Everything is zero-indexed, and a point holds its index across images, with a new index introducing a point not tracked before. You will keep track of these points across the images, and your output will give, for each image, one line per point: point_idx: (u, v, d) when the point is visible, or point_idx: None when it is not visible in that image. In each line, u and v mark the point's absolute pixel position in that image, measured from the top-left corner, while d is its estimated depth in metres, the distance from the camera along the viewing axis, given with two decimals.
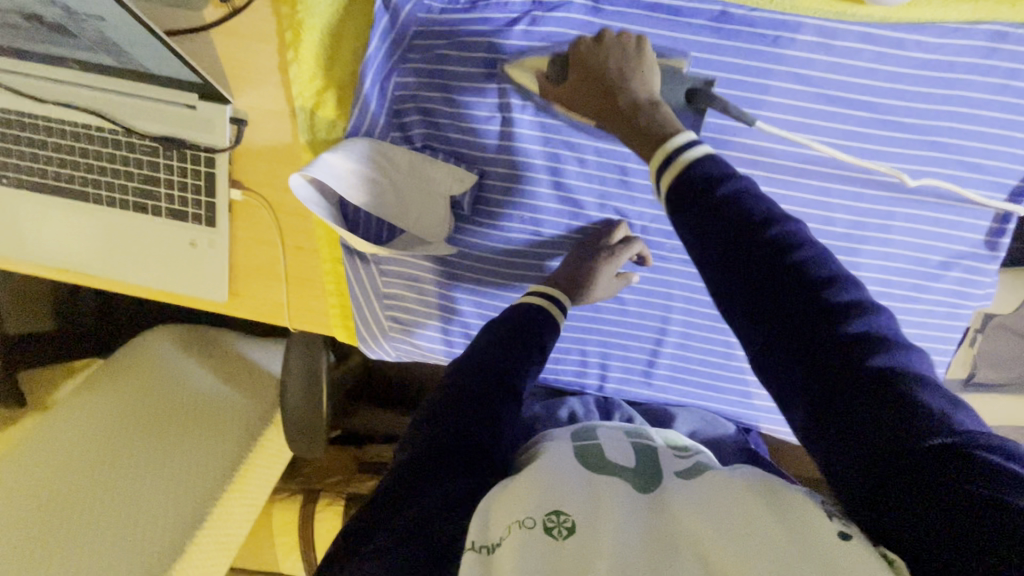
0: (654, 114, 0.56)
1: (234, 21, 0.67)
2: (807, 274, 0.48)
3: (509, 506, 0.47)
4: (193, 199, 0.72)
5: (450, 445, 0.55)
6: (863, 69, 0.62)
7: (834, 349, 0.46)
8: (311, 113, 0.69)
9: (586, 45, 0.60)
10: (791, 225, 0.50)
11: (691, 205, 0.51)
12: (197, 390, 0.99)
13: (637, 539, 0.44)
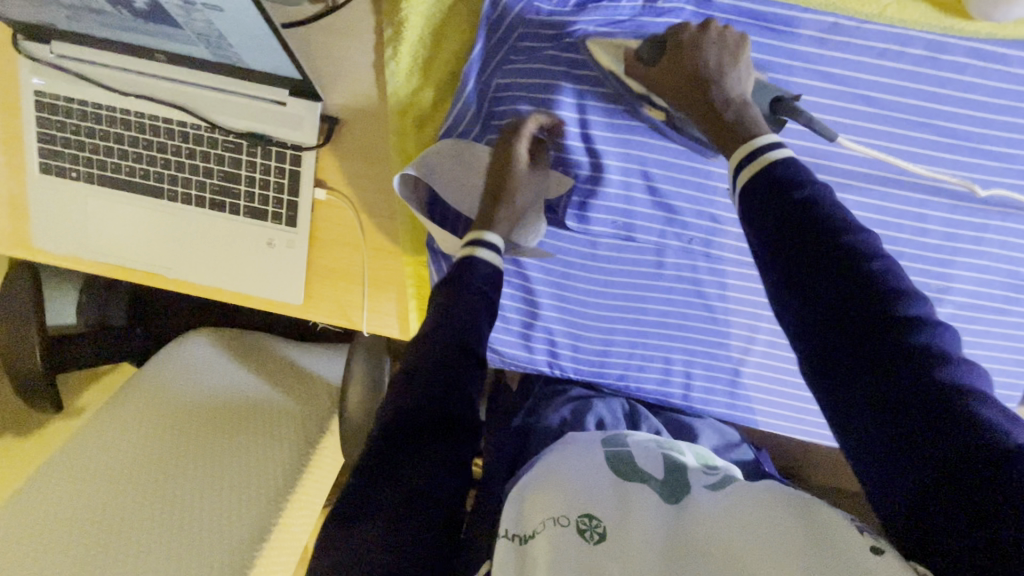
0: (744, 112, 0.58)
1: (332, 18, 0.65)
2: (876, 282, 0.47)
3: (545, 505, 0.57)
4: (274, 198, 0.70)
5: (429, 417, 0.53)
6: (968, 83, 0.62)
7: (896, 356, 0.45)
8: (405, 113, 0.68)
9: (688, 34, 0.59)
10: (866, 235, 0.50)
11: (767, 208, 0.52)
12: (251, 394, 0.97)
13: (659, 537, 0.53)
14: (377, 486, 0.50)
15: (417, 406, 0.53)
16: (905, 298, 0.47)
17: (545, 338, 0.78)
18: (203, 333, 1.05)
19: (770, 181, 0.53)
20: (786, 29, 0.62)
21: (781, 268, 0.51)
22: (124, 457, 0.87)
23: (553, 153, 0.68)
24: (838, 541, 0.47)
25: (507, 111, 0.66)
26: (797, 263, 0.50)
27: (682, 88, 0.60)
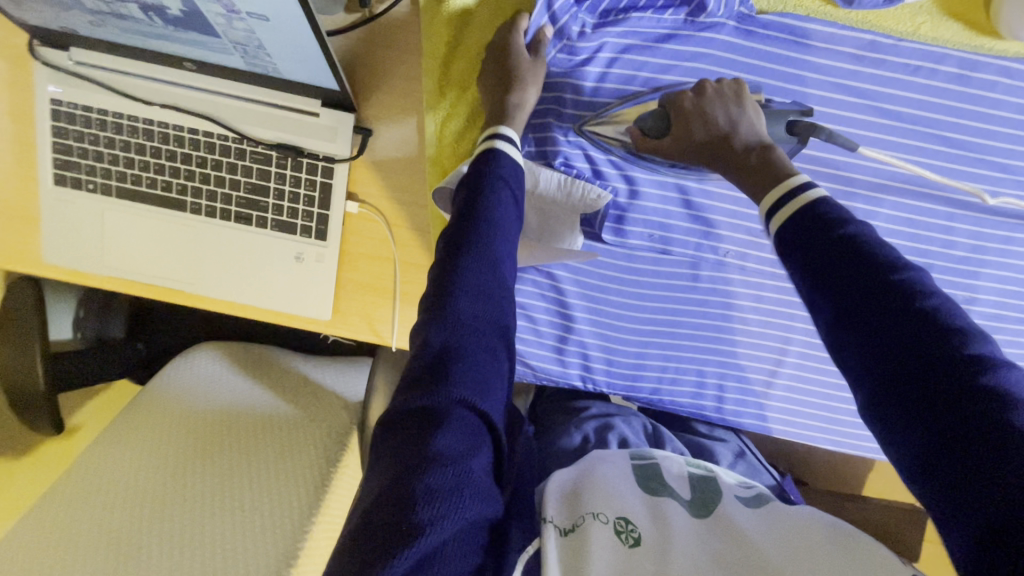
0: (771, 153, 0.59)
1: (368, 28, 0.64)
2: (930, 314, 0.46)
3: (585, 502, 0.62)
4: (304, 211, 0.68)
5: (466, 326, 0.57)
6: (995, 101, 0.63)
7: (954, 392, 0.43)
8: (442, 124, 0.67)
9: (687, 101, 0.60)
10: (918, 271, 0.49)
11: (813, 241, 0.52)
12: (268, 407, 0.94)
13: (690, 545, 0.59)
14: (423, 380, 0.54)
15: (468, 320, 0.57)
16: (962, 334, 0.45)
17: (578, 353, 0.78)
18: (212, 347, 1.02)
19: (818, 216, 0.53)
20: (824, 45, 0.62)
21: (834, 301, 0.50)
22: (148, 470, 0.85)
23: (589, 166, 0.67)
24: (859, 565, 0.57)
25: (545, 124, 0.67)
26: (825, 278, 0.50)
27: (697, 149, 0.62)
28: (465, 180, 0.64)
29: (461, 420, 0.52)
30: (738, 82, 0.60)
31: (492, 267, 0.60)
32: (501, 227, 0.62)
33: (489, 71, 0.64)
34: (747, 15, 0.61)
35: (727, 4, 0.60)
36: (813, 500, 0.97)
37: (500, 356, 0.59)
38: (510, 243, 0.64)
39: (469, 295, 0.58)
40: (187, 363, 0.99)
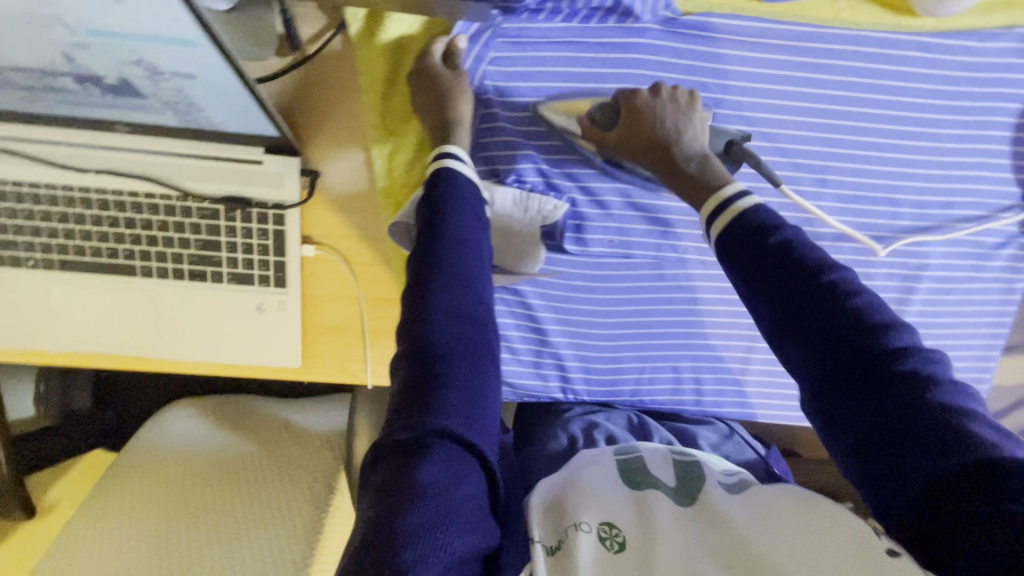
0: (706, 165, 0.63)
1: (302, 70, 0.63)
2: (863, 320, 0.53)
3: (567, 515, 0.61)
4: (260, 260, 0.67)
5: (439, 357, 0.57)
6: (916, 74, 0.66)
7: (889, 395, 0.50)
8: (389, 157, 0.67)
9: (638, 97, 0.63)
10: (844, 272, 0.55)
11: (748, 250, 0.57)
12: (252, 455, 0.92)
13: (680, 539, 0.58)
14: (403, 417, 0.54)
15: (441, 351, 0.57)
16: (890, 334, 0.52)
17: (554, 364, 0.77)
18: (186, 404, 0.99)
19: (747, 227, 0.58)
20: (751, 38, 0.65)
21: (781, 321, 0.55)
22: (131, 534, 0.82)
23: (542, 180, 0.68)
24: None
25: (494, 143, 0.67)
26: (769, 286, 0.55)
27: (641, 149, 0.65)
28: (422, 206, 0.63)
29: (441, 453, 0.52)
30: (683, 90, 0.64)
31: (464, 286, 0.61)
32: (464, 241, 0.62)
33: (418, 96, 0.64)
34: (671, 18, 0.63)
35: (651, 8, 0.62)
36: (801, 476, 0.99)
37: (484, 378, 0.58)
38: (479, 254, 0.64)
39: (446, 314, 0.59)
40: (162, 423, 0.96)
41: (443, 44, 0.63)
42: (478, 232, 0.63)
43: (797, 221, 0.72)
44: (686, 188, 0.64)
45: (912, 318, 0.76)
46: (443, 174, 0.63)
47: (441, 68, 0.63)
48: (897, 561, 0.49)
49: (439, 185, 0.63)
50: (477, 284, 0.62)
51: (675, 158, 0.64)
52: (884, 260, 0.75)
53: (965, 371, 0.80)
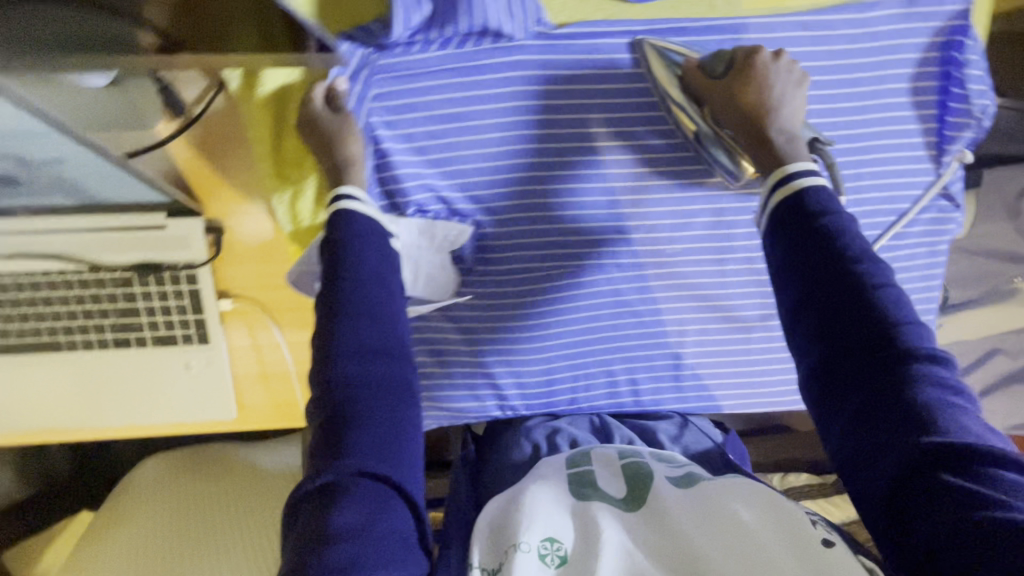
0: (792, 144, 0.63)
1: (189, 132, 0.63)
2: (884, 308, 0.53)
3: (510, 535, 0.60)
4: (180, 320, 0.69)
5: (354, 397, 0.57)
6: (803, 53, 0.65)
7: (887, 384, 0.50)
8: (290, 205, 0.67)
9: (760, 54, 0.63)
10: (876, 265, 0.56)
11: (797, 228, 0.58)
12: (224, 497, 0.95)
13: (628, 544, 0.58)
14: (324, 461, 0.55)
15: (353, 389, 0.58)
16: (898, 329, 0.52)
17: (488, 386, 0.79)
18: (161, 460, 1.01)
19: (803, 211, 0.59)
20: (631, 39, 0.63)
21: (799, 298, 0.57)
22: None
23: (445, 207, 0.68)
24: (795, 527, 0.58)
25: (389, 177, 0.67)
26: (803, 261, 0.57)
27: (738, 109, 0.64)
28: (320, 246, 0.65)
29: (358, 492, 0.53)
30: (798, 68, 0.64)
31: (377, 322, 0.61)
32: (370, 277, 0.63)
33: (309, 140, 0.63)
34: (545, 32, 0.63)
35: (523, 26, 0.62)
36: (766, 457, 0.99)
37: (402, 415, 0.59)
38: (389, 289, 0.64)
39: (356, 353, 0.59)
40: (138, 480, 0.98)
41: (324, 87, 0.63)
42: (386, 268, 0.64)
43: (708, 214, 0.72)
44: (764, 155, 0.64)
45: None
46: (341, 215, 0.64)
47: (323, 110, 0.63)
48: (833, 554, 0.54)
49: (339, 226, 0.63)
50: (392, 317, 0.63)
51: (770, 124, 0.64)
52: None
53: None
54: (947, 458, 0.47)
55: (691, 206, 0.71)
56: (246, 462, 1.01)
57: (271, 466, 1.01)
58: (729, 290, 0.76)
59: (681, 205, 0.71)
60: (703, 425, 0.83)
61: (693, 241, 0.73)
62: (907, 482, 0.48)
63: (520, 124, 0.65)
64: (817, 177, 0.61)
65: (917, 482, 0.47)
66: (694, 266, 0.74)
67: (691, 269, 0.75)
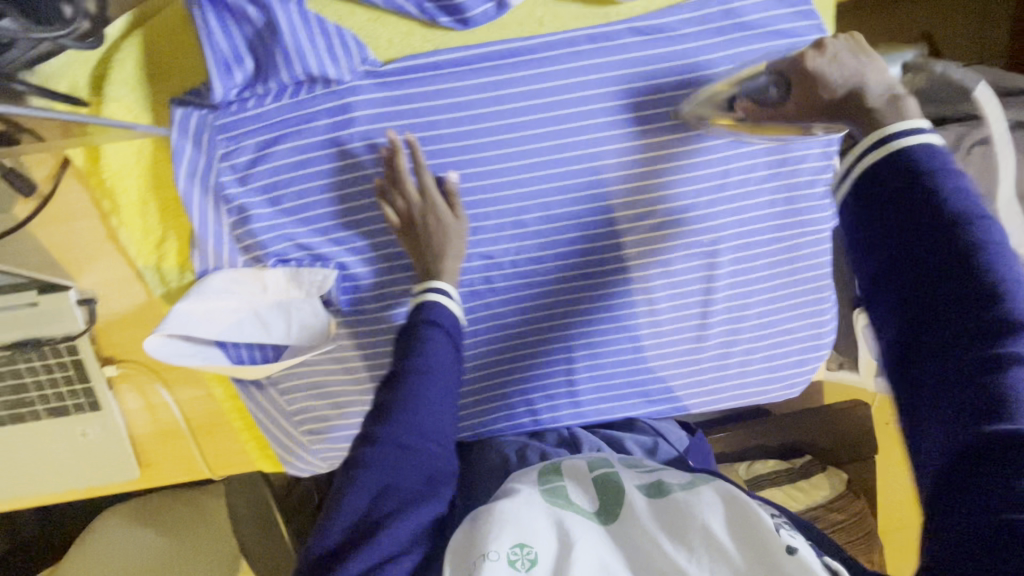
0: (901, 102, 0.51)
1: (45, 210, 0.66)
2: (983, 282, 0.42)
3: (477, 540, 0.53)
4: (69, 390, 0.70)
5: (407, 470, 0.56)
6: (641, 58, 0.65)
7: (976, 365, 0.40)
8: (157, 268, 0.69)
9: (807, 59, 0.56)
10: (986, 227, 0.43)
11: (878, 184, 0.47)
12: (160, 552, 0.93)
13: (597, 559, 0.53)
14: (350, 518, 0.55)
15: (398, 461, 0.56)
16: (999, 302, 0.41)
17: None
18: (112, 514, 0.97)
19: (896, 168, 0.47)
20: (462, 68, 0.64)
21: (880, 263, 0.46)
22: None
23: (307, 253, 0.68)
24: (753, 538, 0.52)
25: (246, 232, 0.67)
26: (884, 221, 0.46)
27: (826, 109, 0.55)
28: (401, 336, 0.63)
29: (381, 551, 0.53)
30: (855, 39, 0.57)
31: (434, 408, 0.59)
32: (441, 368, 0.60)
33: (403, 235, 0.66)
34: (374, 69, 0.63)
35: (348, 68, 0.62)
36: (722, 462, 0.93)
37: (435, 499, 0.58)
38: (454, 387, 0.62)
39: (416, 433, 0.57)
40: (87, 537, 0.95)
41: (396, 135, 0.63)
42: (454, 364, 0.62)
43: (576, 228, 0.70)
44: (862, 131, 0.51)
45: (725, 297, 0.74)
46: (427, 307, 0.64)
47: (445, 208, 0.65)
48: (794, 559, 0.49)
49: (424, 319, 0.63)
50: (447, 399, 0.60)
51: (866, 98, 0.52)
52: (679, 242, 0.71)
53: (798, 330, 0.78)
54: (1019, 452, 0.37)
55: (557, 222, 0.70)
56: (193, 516, 0.97)
57: (217, 523, 0.96)
58: (610, 299, 0.74)
59: (545, 222, 0.70)
60: (663, 431, 0.83)
61: (566, 256, 0.71)
62: (957, 467, 0.40)
63: (370, 163, 0.66)
64: (925, 135, 0.47)
65: (965, 476, 0.39)
66: (570, 282, 0.73)
67: (572, 281, 0.73)
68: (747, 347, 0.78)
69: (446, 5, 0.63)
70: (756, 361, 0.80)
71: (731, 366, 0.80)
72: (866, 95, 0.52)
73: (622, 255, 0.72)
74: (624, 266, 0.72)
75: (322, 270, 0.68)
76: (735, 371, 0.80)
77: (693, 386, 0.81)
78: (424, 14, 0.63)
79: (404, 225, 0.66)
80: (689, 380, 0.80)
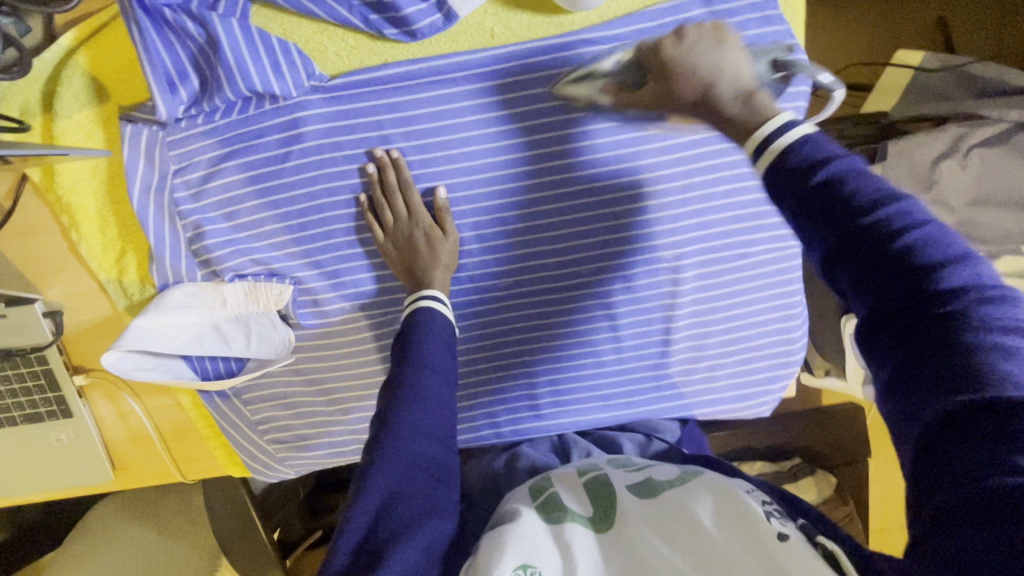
0: (754, 100, 0.51)
1: (7, 225, 0.67)
2: (913, 263, 0.39)
3: (480, 566, 0.50)
4: (41, 398, 0.72)
5: (414, 472, 0.54)
6: (596, 68, 0.62)
7: (935, 342, 0.37)
8: (119, 281, 0.70)
9: (665, 52, 0.56)
10: (902, 203, 0.41)
11: (789, 189, 0.44)
12: (150, 541, 0.98)
13: (595, 565, 0.51)
14: (360, 528, 0.52)
15: (405, 464, 0.54)
16: (936, 271, 0.38)
17: (350, 433, 0.78)
18: (111, 501, 1.03)
19: (792, 167, 0.45)
20: (411, 82, 0.63)
21: (824, 252, 0.43)
22: None
23: (263, 269, 0.68)
24: (745, 528, 0.48)
25: (202, 247, 0.67)
26: (817, 223, 0.42)
27: (676, 108, 0.57)
28: (395, 344, 0.62)
29: (398, 565, 0.49)
30: (715, 29, 0.56)
31: (434, 407, 0.57)
32: (434, 367, 0.59)
33: (389, 250, 0.66)
34: (322, 84, 0.63)
35: (295, 82, 0.61)
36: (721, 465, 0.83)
37: (442, 511, 0.55)
38: (453, 385, 0.61)
39: (417, 435, 0.55)
40: (88, 520, 1.01)
41: (382, 153, 0.64)
42: (447, 358, 0.61)
43: (532, 243, 0.68)
44: (727, 133, 0.52)
45: (689, 310, 0.72)
46: (418, 312, 0.63)
47: (431, 224, 0.65)
48: (783, 546, 0.46)
49: (415, 323, 0.62)
50: (444, 398, 0.59)
51: (720, 99, 0.53)
52: (640, 259, 0.69)
53: (765, 346, 0.76)
54: (984, 420, 0.34)
55: (513, 237, 0.68)
56: (181, 510, 1.01)
57: (200, 519, 1.00)
58: (571, 314, 0.73)
59: (501, 236, 0.68)
60: (658, 428, 0.80)
61: (523, 270, 0.70)
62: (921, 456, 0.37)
63: (323, 178, 0.65)
64: (800, 129, 0.46)
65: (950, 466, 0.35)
66: (530, 298, 0.71)
67: (531, 296, 0.71)
68: (713, 362, 0.77)
69: (392, 16, 0.61)
70: (721, 377, 0.78)
71: (695, 381, 0.78)
72: (716, 95, 0.53)
73: (580, 269, 0.70)
74: (585, 284, 0.71)
75: (278, 285, 0.68)
76: (702, 385, 0.78)
77: (660, 400, 0.79)
78: (369, 25, 0.61)
79: (392, 242, 0.66)
80: (654, 395, 0.79)
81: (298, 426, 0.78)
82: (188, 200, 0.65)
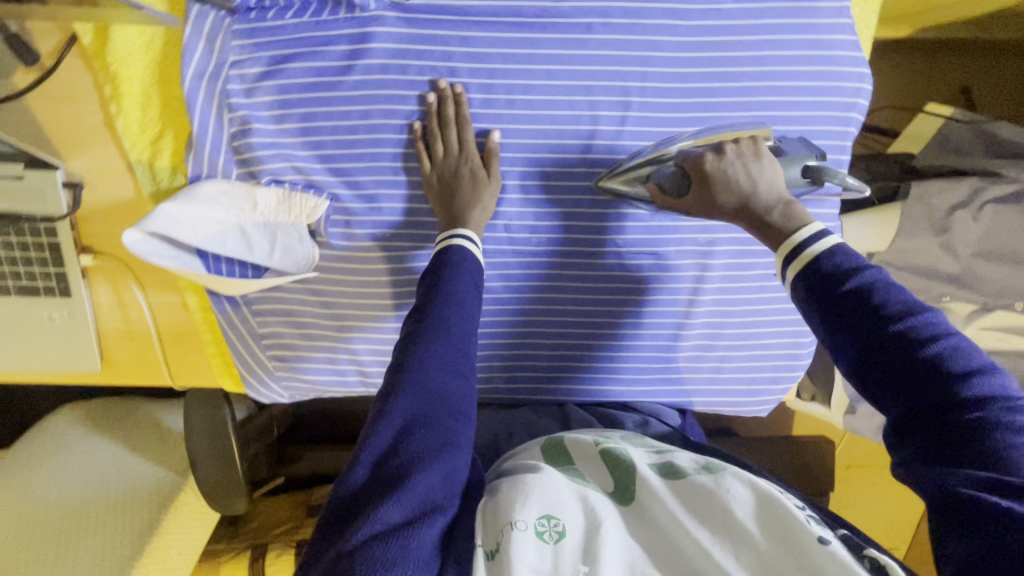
0: (792, 214, 0.56)
1: (43, 85, 0.64)
2: (935, 370, 0.46)
3: (504, 510, 0.50)
4: (41, 272, 0.69)
5: (434, 401, 0.54)
6: (676, 41, 0.64)
7: (955, 437, 0.44)
8: (149, 165, 0.68)
9: (707, 161, 0.58)
10: (926, 316, 0.48)
11: (822, 296, 0.51)
12: (113, 453, 0.94)
13: (619, 530, 0.51)
14: (377, 451, 0.51)
15: (425, 390, 0.54)
16: (958, 380, 0.45)
17: (352, 363, 0.78)
18: (73, 408, 0.99)
19: (823, 273, 0.51)
20: (488, 17, 0.63)
21: (851, 356, 0.49)
22: None
23: (302, 178, 0.67)
24: (778, 523, 0.49)
25: (245, 144, 0.65)
26: (846, 330, 0.49)
27: (722, 214, 0.60)
28: (427, 278, 0.61)
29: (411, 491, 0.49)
30: (754, 141, 0.59)
31: (457, 341, 0.57)
32: (464, 304, 0.59)
33: (433, 183, 0.66)
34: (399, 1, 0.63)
35: None
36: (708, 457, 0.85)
37: (459, 444, 0.54)
38: (476, 324, 0.60)
39: (439, 365, 0.55)
40: (46, 423, 0.97)
41: (447, 85, 0.63)
42: (474, 300, 0.61)
43: (574, 204, 0.69)
44: (767, 241, 0.57)
45: (709, 299, 0.74)
46: (456, 253, 0.62)
47: (480, 165, 0.65)
48: (826, 551, 0.46)
49: (448, 262, 0.62)
50: (467, 335, 0.58)
51: (762, 209, 0.57)
52: (675, 239, 0.71)
53: (774, 348, 0.78)
54: (1008, 497, 0.41)
55: (556, 193, 0.68)
56: (150, 424, 0.98)
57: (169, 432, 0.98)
58: (597, 282, 0.73)
59: (545, 190, 0.68)
60: (659, 413, 0.80)
61: (559, 230, 0.70)
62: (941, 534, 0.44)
63: (381, 98, 0.64)
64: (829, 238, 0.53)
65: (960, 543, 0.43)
66: (560, 258, 0.72)
67: (561, 257, 0.72)
68: (722, 354, 0.78)
69: None
70: (727, 371, 0.80)
71: (701, 372, 0.80)
72: (757, 207, 0.57)
73: (614, 239, 0.70)
74: (616, 254, 0.71)
75: (314, 198, 0.67)
76: (707, 375, 0.80)
77: (665, 383, 0.80)
78: None
79: (437, 174, 0.66)
80: (660, 377, 0.80)
81: (303, 347, 0.77)
82: (240, 93, 0.64)
